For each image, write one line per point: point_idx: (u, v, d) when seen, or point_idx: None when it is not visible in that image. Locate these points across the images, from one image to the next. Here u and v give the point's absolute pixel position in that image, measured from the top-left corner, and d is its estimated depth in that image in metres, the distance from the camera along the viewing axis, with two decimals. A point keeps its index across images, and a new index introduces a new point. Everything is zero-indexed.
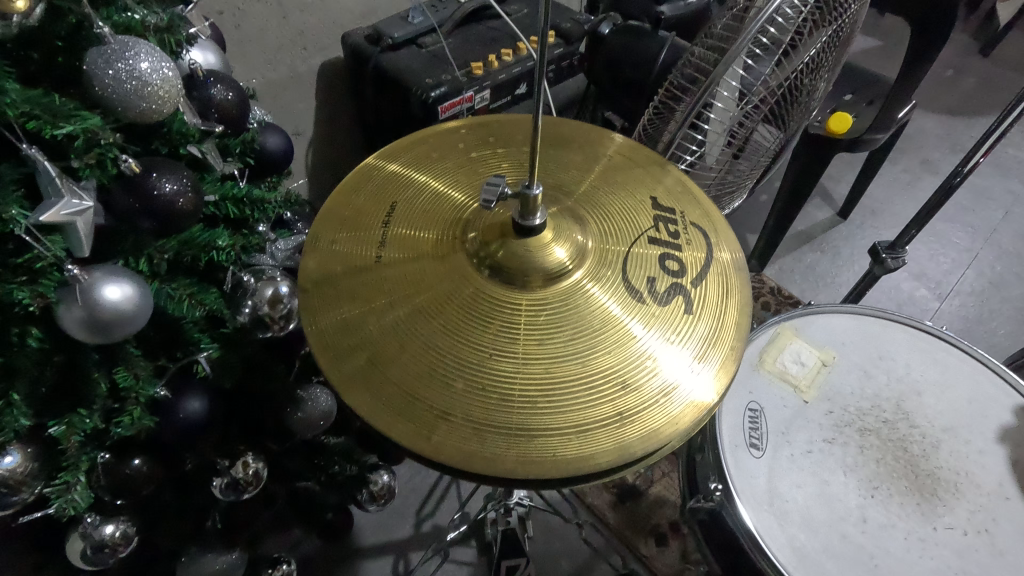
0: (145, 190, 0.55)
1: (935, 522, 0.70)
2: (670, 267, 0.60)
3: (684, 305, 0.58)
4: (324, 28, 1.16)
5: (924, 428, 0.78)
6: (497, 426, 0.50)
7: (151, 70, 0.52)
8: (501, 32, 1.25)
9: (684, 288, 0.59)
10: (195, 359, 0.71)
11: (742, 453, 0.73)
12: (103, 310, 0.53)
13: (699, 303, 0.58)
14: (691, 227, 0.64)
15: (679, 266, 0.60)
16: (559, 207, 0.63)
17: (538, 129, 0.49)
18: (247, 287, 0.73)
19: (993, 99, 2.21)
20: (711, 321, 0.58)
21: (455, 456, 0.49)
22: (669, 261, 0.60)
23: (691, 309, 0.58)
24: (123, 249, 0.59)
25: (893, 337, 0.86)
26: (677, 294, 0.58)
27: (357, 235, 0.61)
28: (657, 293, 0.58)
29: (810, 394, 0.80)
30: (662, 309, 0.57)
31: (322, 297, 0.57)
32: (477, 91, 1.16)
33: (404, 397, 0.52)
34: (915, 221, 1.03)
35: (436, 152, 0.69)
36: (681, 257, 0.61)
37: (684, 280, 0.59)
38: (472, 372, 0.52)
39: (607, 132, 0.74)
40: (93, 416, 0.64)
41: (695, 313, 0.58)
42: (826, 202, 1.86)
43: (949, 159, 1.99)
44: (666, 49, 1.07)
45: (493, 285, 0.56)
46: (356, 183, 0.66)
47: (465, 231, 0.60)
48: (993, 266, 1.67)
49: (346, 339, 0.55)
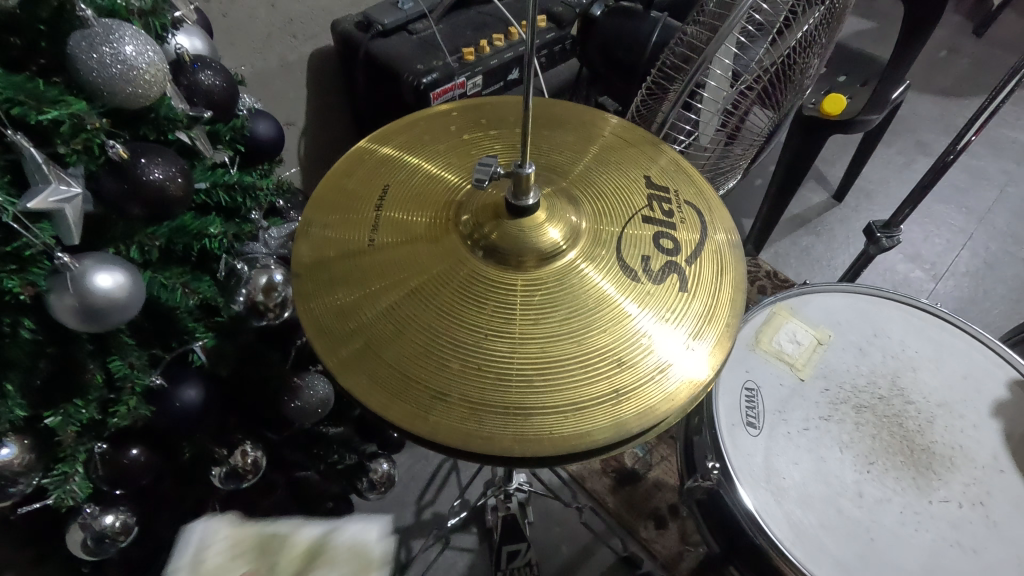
0: (133, 176, 0.54)
1: (930, 496, 0.70)
2: (664, 246, 0.59)
3: (678, 284, 0.57)
4: (314, 16, 1.15)
5: (920, 404, 0.78)
6: (493, 405, 0.50)
7: (136, 54, 0.52)
8: (492, 17, 1.24)
9: (678, 266, 0.59)
10: (191, 348, 0.71)
11: (739, 431, 0.74)
12: (95, 297, 0.53)
13: (694, 281, 0.58)
14: (685, 207, 0.64)
15: (673, 245, 0.60)
16: (553, 187, 0.62)
17: (529, 107, 0.49)
18: (241, 275, 0.73)
19: (987, 79, 2.21)
20: (706, 299, 0.58)
21: (452, 436, 0.49)
22: (664, 240, 0.60)
23: (686, 288, 0.58)
24: (113, 237, 0.58)
25: (889, 314, 0.86)
26: (672, 273, 0.58)
27: (350, 219, 0.60)
28: (652, 271, 0.57)
29: (806, 373, 0.80)
30: (657, 288, 0.57)
31: (316, 282, 0.57)
32: (469, 77, 1.15)
33: (400, 378, 0.52)
34: (909, 200, 1.03)
35: (427, 135, 0.68)
36: (675, 236, 0.61)
37: (679, 259, 0.59)
38: (467, 353, 0.52)
39: (601, 113, 0.74)
40: (88, 407, 0.64)
41: (690, 291, 0.58)
42: (821, 185, 1.86)
43: (943, 140, 1.99)
44: (659, 30, 1.05)
45: (487, 266, 0.56)
46: (347, 167, 0.65)
47: (458, 213, 0.59)
48: (988, 246, 1.68)
49: (341, 323, 0.55)
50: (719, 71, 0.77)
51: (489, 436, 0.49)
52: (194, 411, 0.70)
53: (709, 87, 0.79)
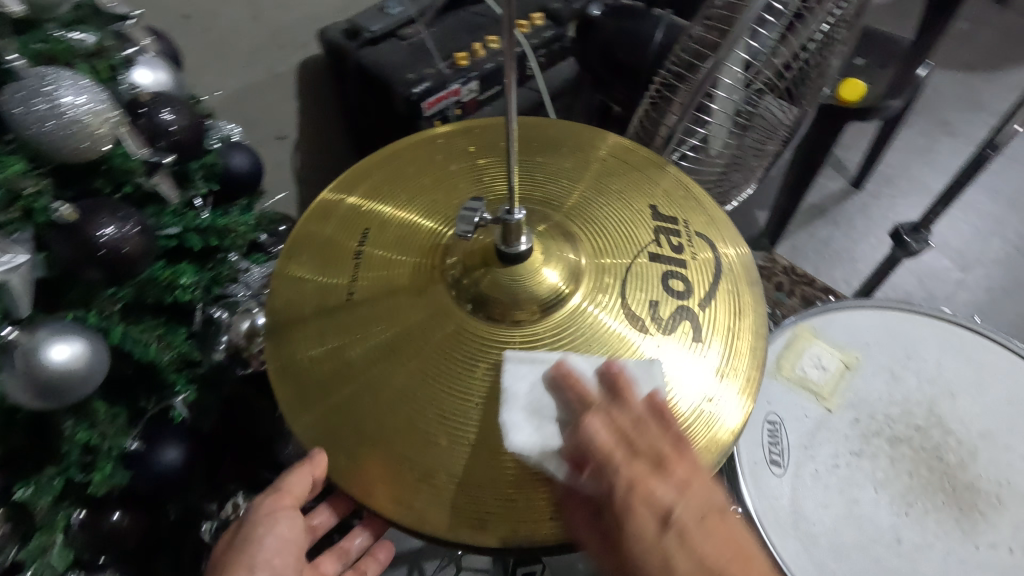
0: (84, 237, 0.50)
1: (977, 540, 0.64)
2: (674, 288, 0.54)
3: (690, 332, 0.52)
4: (300, 25, 1.09)
5: (961, 434, 0.71)
6: (484, 488, 0.47)
7: (73, 105, 0.47)
8: (485, 17, 1.17)
9: (690, 311, 0.53)
10: (170, 404, 0.69)
11: (762, 472, 0.68)
12: (50, 372, 0.49)
13: (707, 327, 0.53)
14: (697, 239, 0.58)
15: (683, 286, 0.54)
16: (548, 225, 0.57)
17: (511, 143, 0.44)
18: (220, 323, 0.69)
19: (1012, 51, 2.09)
20: (720, 348, 0.53)
21: (439, 524, 0.46)
22: (674, 280, 0.55)
23: (699, 337, 0.52)
24: (70, 300, 0.56)
25: (924, 332, 0.79)
26: (683, 320, 0.53)
27: (329, 266, 0.56)
28: (660, 319, 0.52)
29: (833, 402, 0.74)
30: (666, 339, 0.52)
31: (293, 343, 0.53)
32: (464, 83, 1.07)
33: (384, 456, 0.48)
34: (941, 199, 0.95)
35: (410, 166, 0.63)
36: (685, 276, 0.55)
37: (691, 303, 0.54)
38: (455, 426, 0.48)
39: (601, 132, 0.67)
40: (63, 473, 0.60)
41: (703, 340, 0.53)
42: (839, 172, 1.76)
43: (967, 119, 1.89)
44: (661, 29, 0.99)
45: (479, 322, 0.51)
46: (325, 207, 0.60)
47: (445, 259, 0.54)
48: (1017, 232, 1.59)
49: (320, 388, 0.51)
50: (729, 78, 0.70)
51: (485, 522, 0.46)
52: (175, 472, 0.67)
53: (719, 96, 0.72)
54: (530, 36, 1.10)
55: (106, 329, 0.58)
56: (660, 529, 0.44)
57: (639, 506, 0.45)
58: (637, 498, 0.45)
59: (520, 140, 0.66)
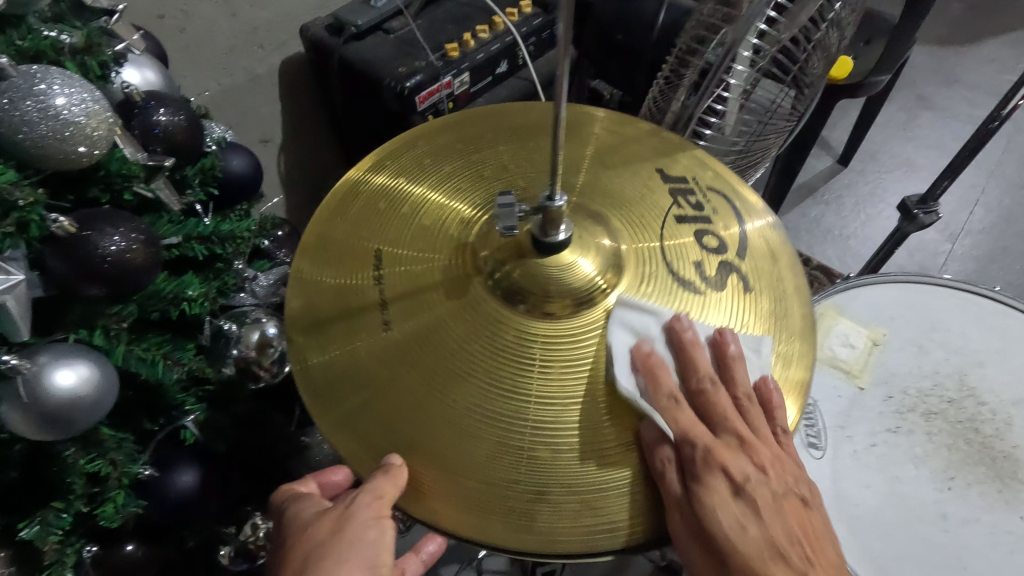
0: (85, 251, 0.46)
1: (1021, 510, 0.63)
2: (710, 245, 0.55)
3: (740, 283, 0.54)
4: (280, 22, 1.01)
5: (993, 404, 0.71)
6: (560, 497, 0.45)
7: (68, 105, 0.44)
8: (472, 6, 1.08)
9: (733, 264, 0.55)
10: (182, 424, 0.65)
11: (800, 455, 0.66)
12: (56, 400, 0.45)
13: (753, 276, 0.55)
14: (711, 195, 0.59)
15: (717, 242, 0.55)
16: (575, 208, 0.56)
17: (558, 126, 0.42)
18: (230, 335, 0.66)
19: (981, 24, 2.11)
20: (770, 294, 0.54)
21: (518, 539, 0.44)
22: (708, 238, 0.55)
23: (750, 287, 0.54)
24: (71, 320, 0.52)
25: (947, 304, 0.78)
26: (729, 274, 0.54)
27: (353, 265, 0.53)
28: (710, 279, 0.53)
29: (864, 380, 0.72)
30: (722, 295, 0.53)
31: (320, 348, 0.51)
32: (455, 75, 1.00)
33: (446, 472, 0.46)
34: (947, 172, 0.93)
35: (429, 155, 0.60)
36: (716, 232, 0.56)
37: (730, 256, 0.55)
38: (518, 433, 0.46)
39: (588, 108, 0.67)
40: (71, 507, 0.55)
41: (754, 289, 0.54)
42: (825, 150, 1.75)
43: (944, 92, 1.90)
44: (665, 10, 0.95)
45: (522, 321, 0.49)
46: (339, 207, 0.58)
47: (475, 255, 0.52)
48: (1002, 200, 1.59)
49: (363, 404, 0.48)
50: (746, 53, 0.66)
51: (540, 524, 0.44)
52: (192, 497, 0.63)
53: (735, 72, 0.68)
54: (520, 24, 1.07)
55: (111, 347, 0.54)
56: (732, 497, 0.45)
57: (715, 472, 0.45)
58: (714, 467, 0.45)
59: (531, 128, 0.64)
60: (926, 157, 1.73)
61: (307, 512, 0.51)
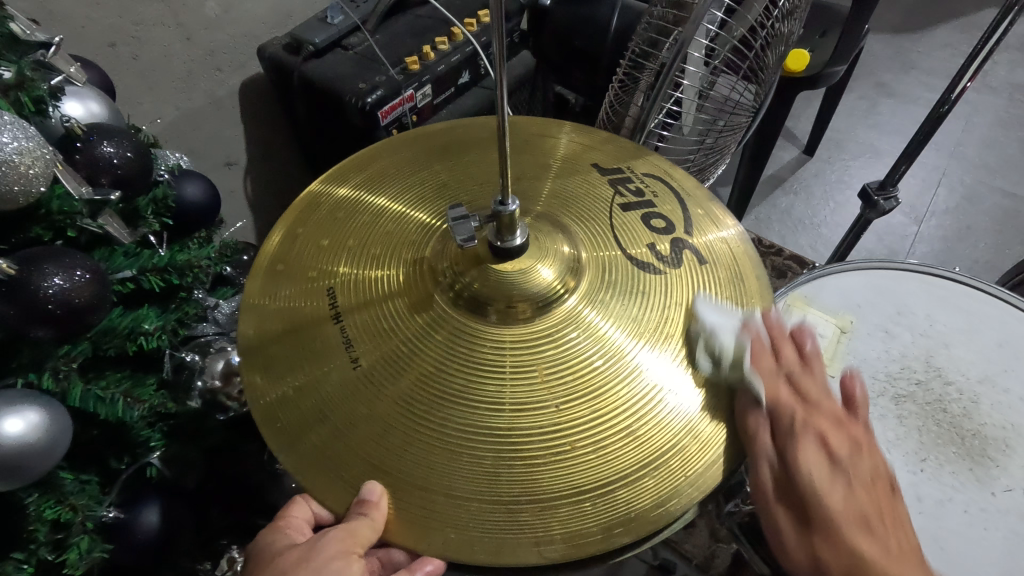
0: (29, 293, 0.45)
1: (992, 487, 0.64)
2: (657, 226, 0.57)
3: (695, 259, 0.55)
4: (236, 44, 0.99)
5: (960, 383, 0.72)
6: (509, 497, 0.44)
7: (1, 144, 0.43)
8: (431, 18, 1.07)
9: (682, 241, 0.56)
10: (148, 461, 0.64)
11: None
12: (4, 448, 0.44)
13: (704, 249, 0.56)
14: (649, 180, 0.61)
15: (664, 223, 0.57)
16: (535, 216, 0.56)
17: (506, 134, 0.42)
18: (194, 367, 0.69)
19: (932, 11, 2.17)
20: (728, 271, 0.56)
21: (464, 549, 0.44)
22: (654, 219, 0.57)
23: (705, 261, 0.55)
24: (19, 365, 0.51)
25: (910, 288, 0.80)
26: (683, 250, 0.56)
27: (305, 289, 0.53)
28: (666, 258, 0.54)
29: (834, 367, 0.73)
30: (680, 274, 0.54)
31: (272, 375, 0.50)
32: (417, 88, 0.99)
33: (393, 480, 0.45)
34: (903, 157, 0.91)
35: (393, 167, 0.61)
36: (662, 213, 0.58)
37: (677, 233, 0.57)
38: (463, 435, 0.45)
39: (542, 121, 0.67)
40: (32, 557, 0.53)
41: (709, 263, 0.56)
42: (790, 142, 1.78)
43: (902, 79, 1.95)
44: (618, 14, 0.97)
45: (476, 323, 0.49)
46: (287, 236, 0.57)
47: (433, 268, 0.52)
48: (963, 181, 1.62)
49: (308, 419, 0.48)
50: (698, 53, 0.67)
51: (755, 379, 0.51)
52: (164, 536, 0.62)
53: (689, 72, 0.69)
54: (480, 34, 1.08)
55: (64, 390, 0.53)
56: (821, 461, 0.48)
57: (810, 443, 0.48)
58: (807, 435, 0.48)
59: (470, 139, 0.65)
60: (888, 142, 1.76)
61: (275, 545, 0.50)
